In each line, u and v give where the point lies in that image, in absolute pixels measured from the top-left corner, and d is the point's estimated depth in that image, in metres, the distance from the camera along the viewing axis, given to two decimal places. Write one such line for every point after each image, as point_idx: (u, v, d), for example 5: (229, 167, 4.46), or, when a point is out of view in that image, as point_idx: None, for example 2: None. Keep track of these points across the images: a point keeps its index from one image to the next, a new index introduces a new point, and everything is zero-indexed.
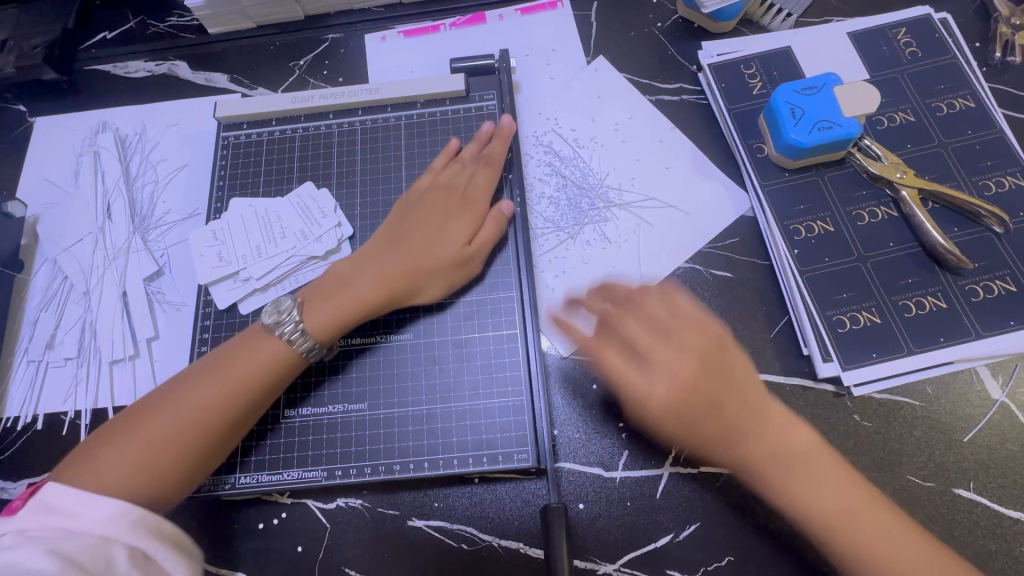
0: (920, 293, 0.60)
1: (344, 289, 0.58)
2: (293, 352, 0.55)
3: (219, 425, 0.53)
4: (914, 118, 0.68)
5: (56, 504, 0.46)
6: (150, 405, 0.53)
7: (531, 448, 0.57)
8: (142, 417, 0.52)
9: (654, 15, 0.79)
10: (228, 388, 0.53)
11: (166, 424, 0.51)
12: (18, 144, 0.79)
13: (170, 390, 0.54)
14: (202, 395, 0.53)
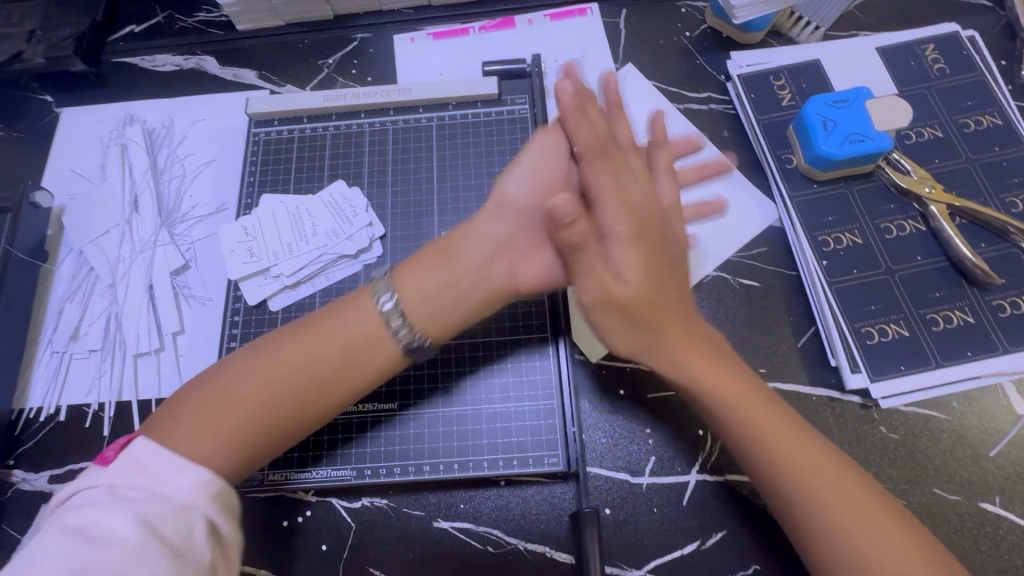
0: (948, 307, 0.61)
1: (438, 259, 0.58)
2: (389, 337, 0.54)
3: (313, 398, 0.52)
4: (942, 134, 0.68)
5: (146, 464, 0.44)
6: (232, 365, 0.52)
7: (561, 452, 0.58)
8: (230, 378, 0.51)
9: (682, 24, 0.80)
10: (313, 367, 0.52)
11: (257, 388, 0.50)
12: (45, 134, 0.79)
13: (198, 399, 0.50)
14: (300, 364, 0.52)
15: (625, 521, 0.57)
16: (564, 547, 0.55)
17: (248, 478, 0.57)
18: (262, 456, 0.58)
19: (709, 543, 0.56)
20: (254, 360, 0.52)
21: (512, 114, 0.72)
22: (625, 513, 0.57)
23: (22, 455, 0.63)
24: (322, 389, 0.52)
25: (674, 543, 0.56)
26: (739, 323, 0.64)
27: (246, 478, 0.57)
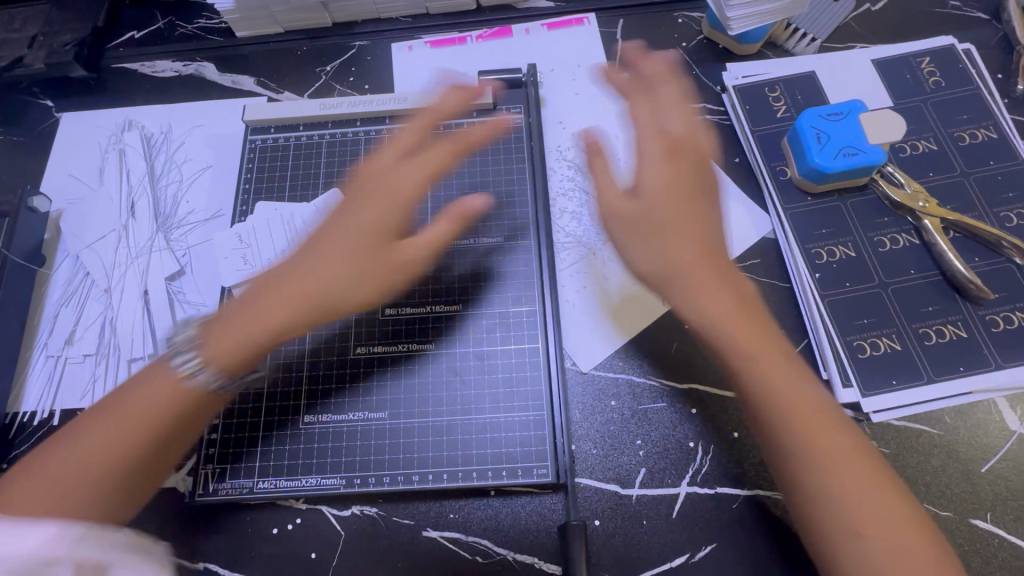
0: (940, 322, 0.61)
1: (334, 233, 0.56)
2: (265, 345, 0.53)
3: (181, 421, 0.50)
4: (937, 147, 0.68)
5: None
6: (111, 402, 0.49)
7: (550, 463, 0.57)
8: (116, 409, 0.49)
9: (679, 34, 0.80)
10: (185, 395, 0.49)
11: (142, 412, 0.48)
12: (45, 139, 0.80)
13: (86, 433, 0.48)
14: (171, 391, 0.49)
15: (613, 533, 0.57)
16: (552, 559, 0.55)
17: (240, 485, 0.57)
18: (253, 463, 0.58)
19: (699, 556, 0.56)
20: (108, 404, 0.49)
21: (507, 123, 0.72)
22: (614, 525, 0.57)
23: (16, 458, 0.63)
24: (194, 414, 0.50)
25: (663, 556, 0.56)
26: None
27: (237, 485, 0.57)
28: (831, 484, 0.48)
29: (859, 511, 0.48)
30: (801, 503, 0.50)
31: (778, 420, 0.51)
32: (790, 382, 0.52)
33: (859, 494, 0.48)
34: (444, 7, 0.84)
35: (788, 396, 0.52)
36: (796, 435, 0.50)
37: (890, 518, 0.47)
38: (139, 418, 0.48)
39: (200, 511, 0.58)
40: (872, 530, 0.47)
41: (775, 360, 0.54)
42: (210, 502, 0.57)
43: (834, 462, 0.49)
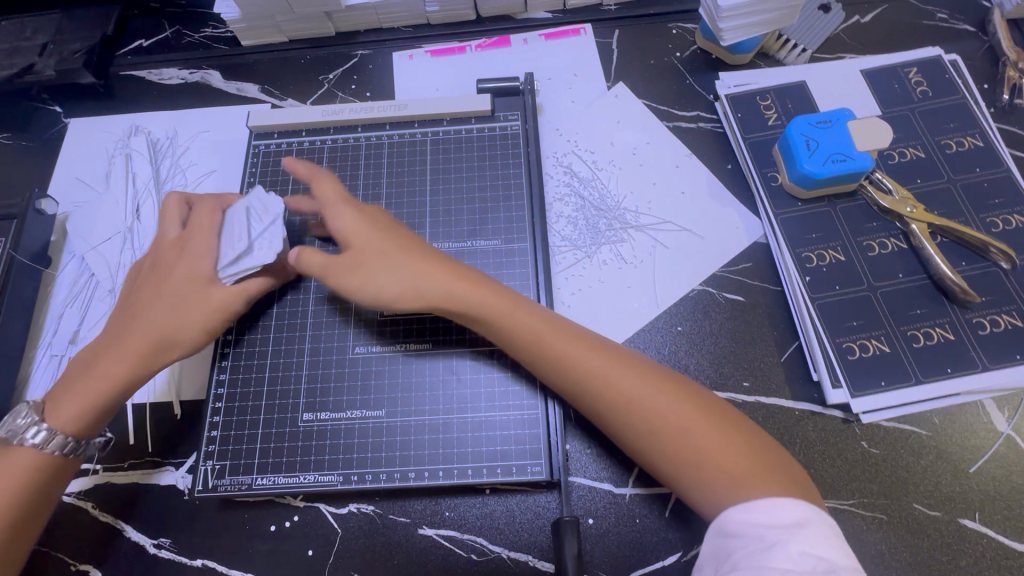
0: (928, 324, 0.62)
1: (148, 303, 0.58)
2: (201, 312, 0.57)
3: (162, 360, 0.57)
4: (924, 154, 0.70)
5: None
6: (103, 344, 0.57)
7: (545, 461, 0.57)
8: (103, 352, 0.57)
9: (673, 45, 0.82)
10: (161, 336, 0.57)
11: (118, 361, 0.56)
12: (53, 143, 0.82)
13: (81, 364, 0.57)
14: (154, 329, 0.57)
15: (606, 532, 0.58)
16: (546, 557, 0.56)
17: (238, 482, 0.58)
18: (251, 460, 0.58)
19: (692, 555, 0.56)
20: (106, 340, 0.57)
21: (505, 130, 0.73)
22: (607, 524, 0.58)
23: None
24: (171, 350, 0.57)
25: (656, 555, 0.57)
26: (724, 338, 0.65)
27: (238, 483, 0.57)
28: (670, 453, 0.49)
29: (700, 463, 0.48)
30: (661, 476, 0.51)
31: (603, 404, 0.52)
32: (574, 359, 0.52)
33: (696, 449, 0.48)
34: (444, 18, 0.86)
35: (598, 380, 0.51)
36: (622, 419, 0.51)
37: (729, 458, 0.47)
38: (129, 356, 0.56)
39: (201, 507, 0.59)
40: (722, 473, 0.47)
41: (578, 346, 0.53)
42: (210, 498, 0.58)
43: (659, 432, 0.49)
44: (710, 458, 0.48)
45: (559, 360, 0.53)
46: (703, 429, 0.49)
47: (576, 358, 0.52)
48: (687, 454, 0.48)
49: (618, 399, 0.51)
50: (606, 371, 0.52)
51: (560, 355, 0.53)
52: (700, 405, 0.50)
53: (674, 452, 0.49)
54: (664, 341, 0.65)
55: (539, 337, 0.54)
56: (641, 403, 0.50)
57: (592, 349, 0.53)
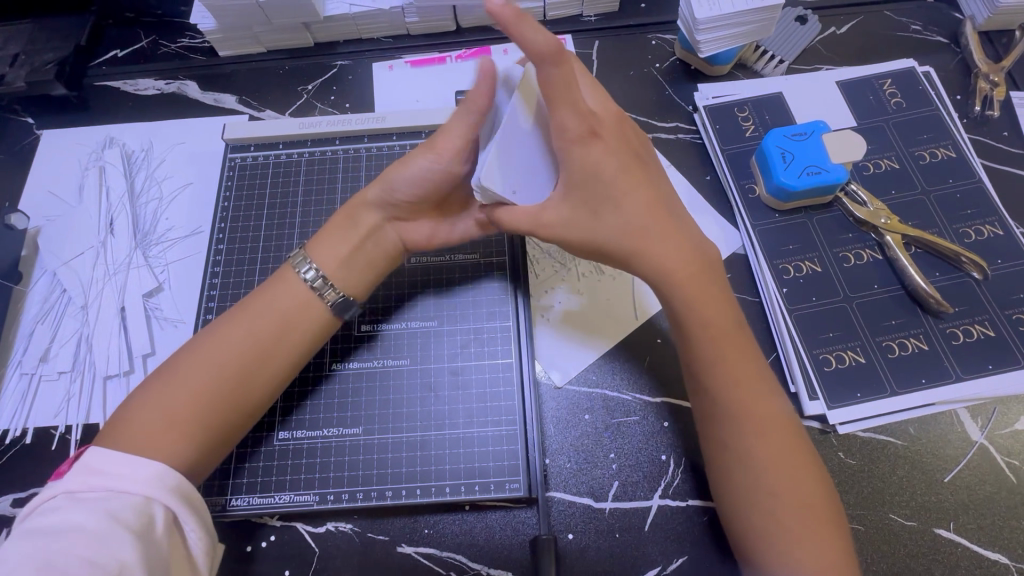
0: (903, 335, 0.63)
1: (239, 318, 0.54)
2: (322, 304, 0.56)
3: (256, 378, 0.53)
4: (899, 165, 0.71)
5: (97, 467, 0.46)
6: (184, 359, 0.52)
7: (522, 477, 0.57)
8: (193, 363, 0.51)
9: (652, 56, 0.83)
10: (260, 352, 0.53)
11: (209, 378, 0.51)
12: (24, 156, 0.80)
13: (145, 394, 0.50)
14: (246, 344, 0.53)
15: (586, 547, 0.57)
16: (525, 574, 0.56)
17: (211, 503, 0.56)
18: (225, 481, 0.57)
19: (670, 568, 0.57)
20: (194, 348, 0.52)
21: None
22: (588, 539, 0.58)
23: None
24: (271, 366, 0.54)
25: (635, 569, 0.57)
26: None
27: (211, 504, 0.56)
28: (771, 489, 0.50)
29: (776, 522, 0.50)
30: (731, 507, 0.52)
31: (732, 419, 0.52)
32: (735, 376, 0.53)
33: (785, 507, 0.49)
34: (425, 29, 0.86)
35: (737, 394, 0.53)
36: (742, 439, 0.52)
37: (806, 539, 0.49)
38: (217, 374, 0.51)
39: None
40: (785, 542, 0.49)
41: (748, 374, 0.53)
42: None
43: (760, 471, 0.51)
44: (799, 518, 0.49)
45: (717, 372, 0.54)
46: (799, 498, 0.50)
47: (734, 367, 0.53)
48: (785, 500, 0.50)
49: (752, 429, 0.52)
50: (761, 400, 0.53)
51: (717, 362, 0.54)
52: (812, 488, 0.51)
53: (777, 493, 0.50)
54: (644, 353, 0.65)
55: (707, 325, 0.54)
56: (771, 450, 0.51)
57: (758, 386, 0.53)
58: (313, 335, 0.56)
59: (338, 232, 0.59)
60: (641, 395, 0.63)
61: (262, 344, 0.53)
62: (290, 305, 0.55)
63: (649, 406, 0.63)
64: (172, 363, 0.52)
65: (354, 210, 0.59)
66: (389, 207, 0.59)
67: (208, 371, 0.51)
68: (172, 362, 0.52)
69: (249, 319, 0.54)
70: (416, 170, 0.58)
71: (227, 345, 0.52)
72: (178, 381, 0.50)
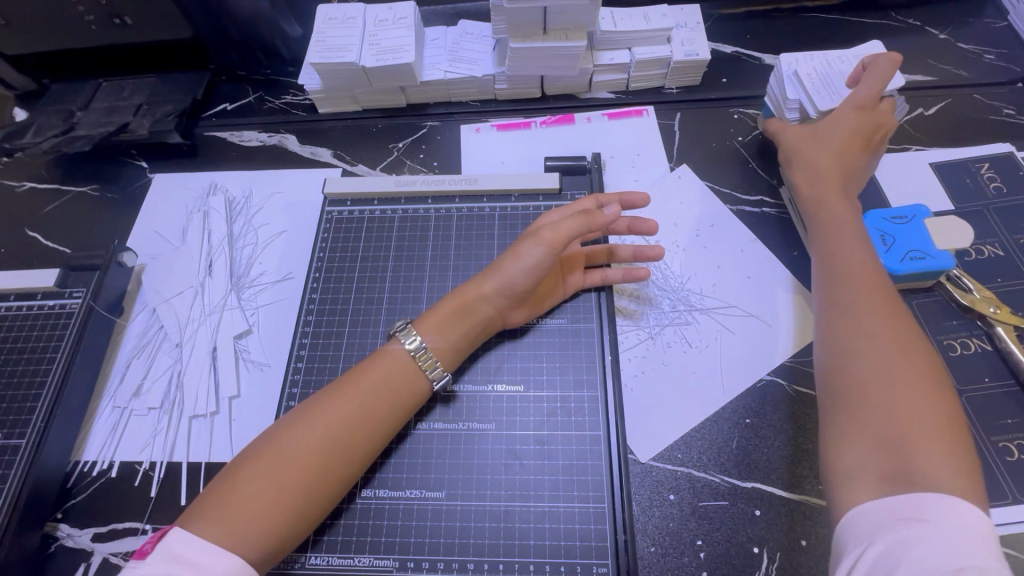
0: (1022, 436, 0.58)
1: (347, 385, 0.55)
2: (422, 374, 0.57)
3: (351, 449, 0.53)
4: (1003, 252, 0.68)
5: (179, 554, 0.45)
6: (286, 426, 0.53)
7: (611, 561, 0.54)
8: (294, 430, 0.52)
9: (734, 129, 0.84)
10: (355, 425, 0.53)
11: (310, 447, 0.51)
12: (137, 197, 0.87)
13: (248, 460, 0.51)
14: (348, 413, 0.53)
15: None
16: None
17: (289, 558, 0.54)
18: (305, 535, 0.56)
19: None
20: (299, 416, 0.53)
21: None
22: None
23: (76, 508, 0.65)
24: (364, 441, 0.53)
25: None
26: (795, 434, 0.62)
27: (287, 559, 0.54)
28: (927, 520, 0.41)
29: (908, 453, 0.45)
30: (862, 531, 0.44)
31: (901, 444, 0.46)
32: (921, 409, 0.47)
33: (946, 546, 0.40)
34: (512, 95, 0.90)
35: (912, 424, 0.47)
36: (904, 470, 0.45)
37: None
38: (320, 441, 0.51)
39: None
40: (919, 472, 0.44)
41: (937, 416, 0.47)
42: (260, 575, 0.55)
43: (895, 395, 0.49)
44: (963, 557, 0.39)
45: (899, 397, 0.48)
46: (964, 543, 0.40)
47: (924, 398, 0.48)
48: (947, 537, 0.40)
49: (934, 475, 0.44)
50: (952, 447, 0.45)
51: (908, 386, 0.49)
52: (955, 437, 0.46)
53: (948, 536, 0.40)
54: (733, 433, 0.63)
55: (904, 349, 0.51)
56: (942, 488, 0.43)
57: (925, 355, 0.51)
58: (407, 407, 0.56)
59: (447, 318, 0.60)
60: (729, 478, 0.60)
61: (369, 418, 0.54)
62: (393, 376, 0.56)
63: (739, 490, 0.60)
64: (283, 428, 0.53)
65: (471, 302, 0.60)
66: (504, 301, 0.61)
67: (317, 440, 0.51)
68: (282, 426, 0.53)
69: (358, 388, 0.55)
70: (530, 259, 0.60)
71: (336, 412, 0.53)
72: (285, 445, 0.51)
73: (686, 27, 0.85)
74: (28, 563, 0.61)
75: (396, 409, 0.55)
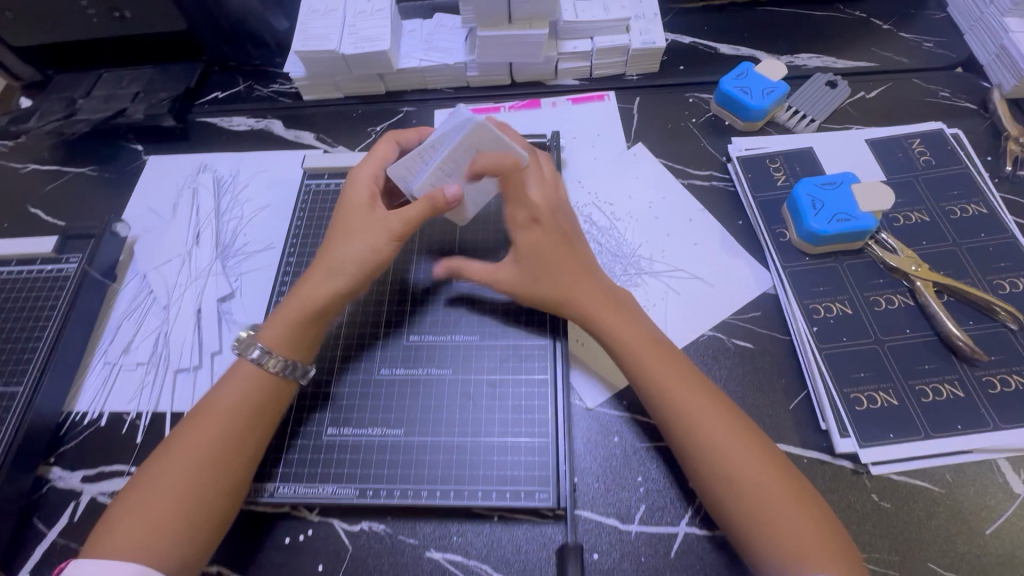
0: (937, 380, 0.63)
1: (225, 388, 0.59)
2: (271, 373, 0.59)
3: (245, 437, 0.57)
4: (929, 218, 0.73)
5: (85, 573, 0.48)
6: (176, 442, 0.56)
7: (552, 488, 0.59)
8: (186, 440, 0.55)
9: (689, 112, 0.90)
10: (239, 416, 0.57)
11: (203, 448, 0.55)
12: (132, 177, 0.93)
13: (145, 482, 0.54)
14: (230, 411, 0.57)
15: (610, 569, 0.58)
16: None
17: (260, 488, 0.60)
18: (274, 468, 0.61)
19: None
20: (188, 427, 0.56)
21: None
22: (612, 561, 0.58)
23: (67, 453, 0.70)
24: (250, 426, 0.57)
25: None
26: (732, 382, 0.67)
27: (258, 488, 0.60)
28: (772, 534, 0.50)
29: (743, 500, 0.52)
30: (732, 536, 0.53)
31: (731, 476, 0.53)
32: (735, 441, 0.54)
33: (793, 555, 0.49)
34: (483, 82, 0.96)
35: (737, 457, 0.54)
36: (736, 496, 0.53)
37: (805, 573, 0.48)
38: (215, 436, 0.55)
39: None
40: (750, 521, 0.51)
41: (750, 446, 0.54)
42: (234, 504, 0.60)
43: (717, 433, 0.55)
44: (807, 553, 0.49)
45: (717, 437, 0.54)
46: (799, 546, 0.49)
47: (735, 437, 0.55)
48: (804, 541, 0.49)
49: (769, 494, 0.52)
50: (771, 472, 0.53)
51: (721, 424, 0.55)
52: (786, 474, 0.54)
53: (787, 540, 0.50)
54: None
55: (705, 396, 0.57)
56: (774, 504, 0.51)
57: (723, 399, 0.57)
58: (281, 393, 0.60)
59: (293, 315, 0.61)
60: None
61: (247, 408, 0.58)
62: (268, 378, 0.59)
63: None
64: (172, 444, 0.56)
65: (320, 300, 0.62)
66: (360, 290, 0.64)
67: (208, 441, 0.55)
68: (170, 443, 0.56)
69: (230, 390, 0.58)
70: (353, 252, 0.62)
71: (216, 414, 0.57)
72: (179, 457, 0.54)
73: (644, 17, 0.92)
74: (22, 502, 0.66)
75: (274, 397, 0.59)
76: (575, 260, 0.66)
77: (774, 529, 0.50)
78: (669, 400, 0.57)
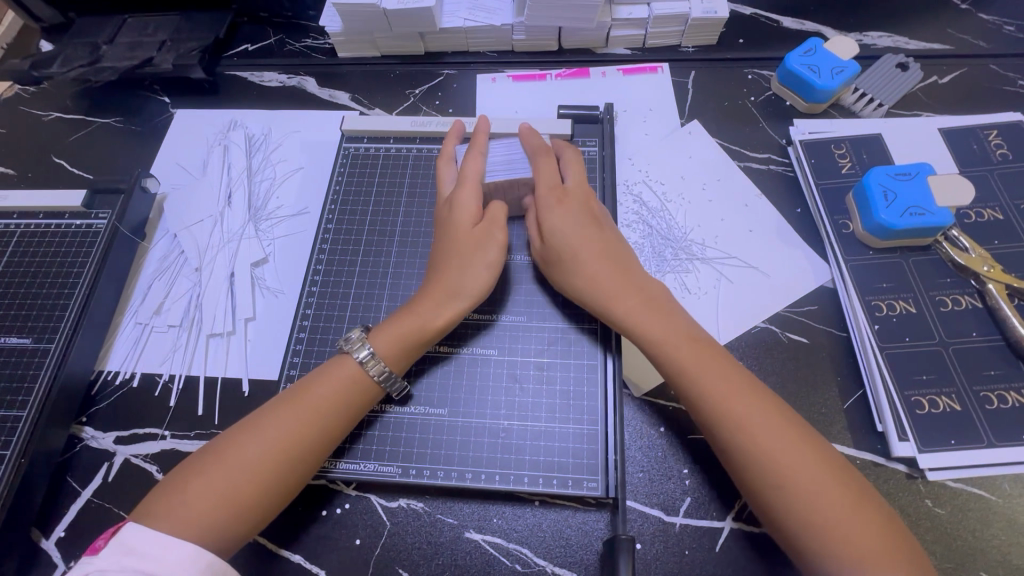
0: (1003, 387, 0.60)
1: (304, 387, 0.56)
2: (370, 380, 0.57)
3: (316, 440, 0.54)
4: (1003, 216, 0.69)
5: (134, 546, 0.46)
6: (245, 428, 0.54)
7: (601, 477, 0.57)
8: (257, 429, 0.53)
9: (748, 89, 0.85)
10: (314, 416, 0.54)
11: (271, 442, 0.52)
12: (159, 130, 0.89)
13: (208, 460, 0.52)
14: (306, 409, 0.54)
15: (653, 560, 0.57)
16: None
17: None
18: None
19: None
20: (259, 418, 0.54)
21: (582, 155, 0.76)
22: (655, 551, 0.57)
23: (98, 414, 0.68)
24: (324, 428, 0.54)
25: None
26: (784, 377, 0.65)
27: None
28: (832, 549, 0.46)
29: (812, 516, 0.48)
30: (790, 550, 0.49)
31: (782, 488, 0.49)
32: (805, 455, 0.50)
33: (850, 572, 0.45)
34: (529, 47, 0.91)
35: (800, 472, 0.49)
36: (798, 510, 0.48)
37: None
38: (285, 433, 0.53)
39: None
40: (824, 538, 0.47)
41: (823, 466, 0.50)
42: None
43: (790, 443, 0.51)
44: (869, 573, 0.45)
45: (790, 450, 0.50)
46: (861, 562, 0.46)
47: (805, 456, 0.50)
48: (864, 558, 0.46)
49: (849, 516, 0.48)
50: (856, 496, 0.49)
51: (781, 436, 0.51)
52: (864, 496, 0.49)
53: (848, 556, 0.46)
54: None
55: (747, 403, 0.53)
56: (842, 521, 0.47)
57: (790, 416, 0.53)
58: (366, 404, 0.57)
59: (403, 328, 0.58)
60: None
61: (322, 410, 0.55)
62: (344, 392, 0.56)
63: None
64: (244, 428, 0.54)
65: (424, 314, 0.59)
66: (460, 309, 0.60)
67: (280, 434, 0.53)
68: (242, 428, 0.54)
69: (311, 388, 0.56)
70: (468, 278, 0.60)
71: (294, 410, 0.54)
72: (246, 444, 0.52)
73: None
74: (55, 460, 0.65)
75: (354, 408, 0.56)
76: (605, 251, 0.61)
77: (841, 545, 0.46)
78: (707, 403, 0.53)
